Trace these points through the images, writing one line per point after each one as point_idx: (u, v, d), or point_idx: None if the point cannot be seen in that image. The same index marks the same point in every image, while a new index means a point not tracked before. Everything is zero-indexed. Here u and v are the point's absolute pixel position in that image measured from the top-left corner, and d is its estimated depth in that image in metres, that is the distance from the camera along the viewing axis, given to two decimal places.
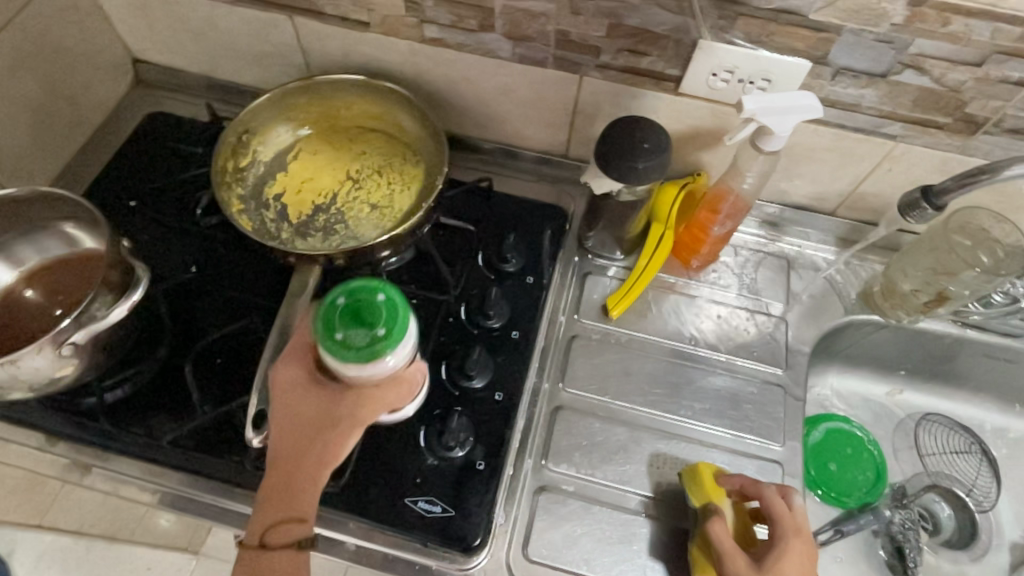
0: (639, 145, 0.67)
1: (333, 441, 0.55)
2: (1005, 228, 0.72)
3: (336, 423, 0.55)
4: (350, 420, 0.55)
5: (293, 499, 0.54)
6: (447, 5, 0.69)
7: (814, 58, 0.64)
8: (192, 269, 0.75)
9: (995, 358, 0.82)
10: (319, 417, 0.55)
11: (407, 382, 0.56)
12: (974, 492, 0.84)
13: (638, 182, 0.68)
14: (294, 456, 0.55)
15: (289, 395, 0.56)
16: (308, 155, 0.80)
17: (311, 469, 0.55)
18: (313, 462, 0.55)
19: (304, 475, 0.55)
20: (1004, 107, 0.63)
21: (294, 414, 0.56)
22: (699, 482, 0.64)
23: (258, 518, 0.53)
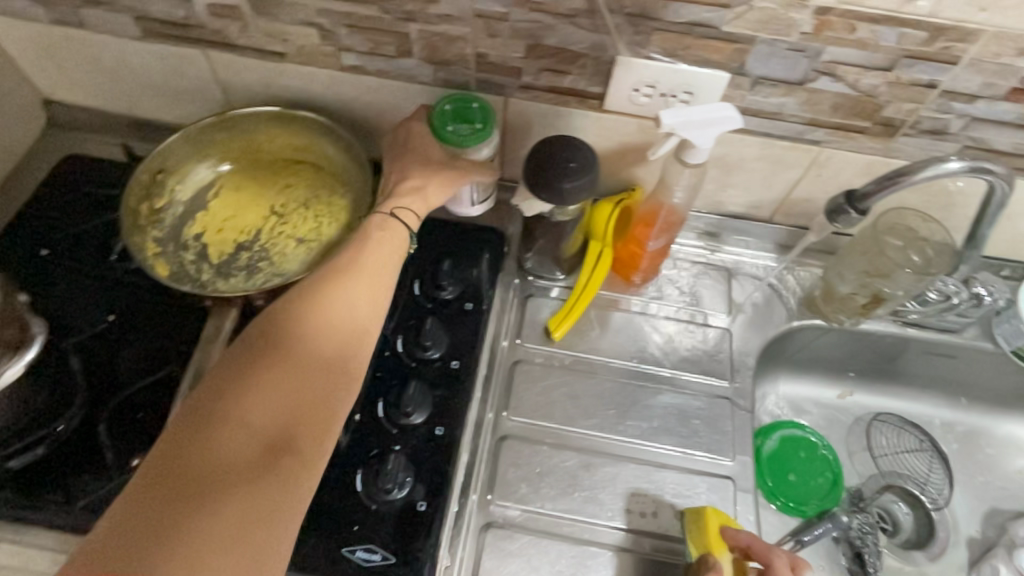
0: (566, 164, 0.66)
1: (438, 183, 0.71)
2: (932, 227, 0.72)
3: (442, 169, 0.72)
4: (454, 171, 0.72)
5: (408, 200, 0.71)
6: (363, 32, 0.68)
7: (732, 70, 0.63)
8: (109, 317, 0.70)
9: (937, 354, 0.83)
10: (432, 159, 0.71)
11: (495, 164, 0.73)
12: (927, 490, 0.83)
13: (568, 202, 0.67)
14: (414, 175, 0.71)
15: (415, 136, 0.72)
16: (230, 192, 0.76)
17: (422, 187, 0.71)
18: (427, 184, 0.71)
19: (418, 199, 0.71)
20: (919, 109, 0.64)
21: (416, 151, 0.72)
22: (704, 532, 0.61)
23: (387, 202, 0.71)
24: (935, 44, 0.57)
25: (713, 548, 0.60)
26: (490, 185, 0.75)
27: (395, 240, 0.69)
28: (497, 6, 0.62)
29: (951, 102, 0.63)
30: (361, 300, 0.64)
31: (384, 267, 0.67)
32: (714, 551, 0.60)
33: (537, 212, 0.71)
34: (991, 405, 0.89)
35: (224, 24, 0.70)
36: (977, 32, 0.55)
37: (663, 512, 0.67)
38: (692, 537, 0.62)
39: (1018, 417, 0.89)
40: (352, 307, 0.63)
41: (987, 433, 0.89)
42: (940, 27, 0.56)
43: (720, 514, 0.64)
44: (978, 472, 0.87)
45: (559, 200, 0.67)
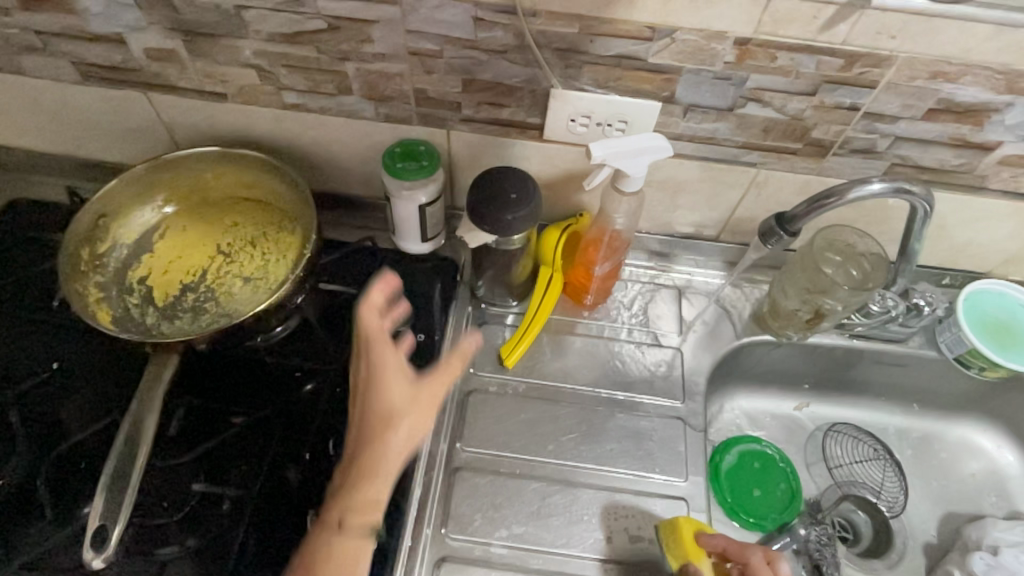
0: (507, 195, 0.66)
1: (403, 433, 0.54)
2: (868, 242, 0.73)
3: (409, 403, 0.55)
4: (422, 405, 0.55)
5: (365, 484, 0.53)
6: (302, 71, 0.68)
7: (662, 98, 0.65)
8: (53, 364, 0.69)
9: (886, 363, 0.85)
10: (395, 408, 0.54)
11: (460, 357, 0.56)
12: (883, 496, 0.84)
13: (509, 233, 0.67)
14: (374, 448, 0.54)
15: (374, 388, 0.55)
16: (176, 233, 0.76)
17: (387, 462, 0.54)
18: (394, 457, 0.54)
19: (383, 463, 0.54)
20: (845, 130, 0.66)
21: (375, 396, 0.55)
22: (679, 540, 0.64)
23: (354, 462, 0.54)
24: (853, 70, 0.59)
25: (693, 557, 0.63)
26: (438, 222, 0.78)
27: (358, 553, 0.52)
28: (430, 44, 0.63)
29: (875, 123, 0.64)
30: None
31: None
32: (694, 560, 0.63)
33: (481, 243, 0.71)
34: (942, 410, 0.90)
35: (163, 67, 0.70)
36: (889, 57, 0.57)
37: (617, 537, 0.68)
38: (671, 550, 0.64)
39: (969, 421, 0.90)
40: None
41: (941, 437, 0.91)
42: (853, 54, 0.58)
43: (692, 520, 0.65)
44: (934, 476, 0.88)
45: (507, 231, 0.67)
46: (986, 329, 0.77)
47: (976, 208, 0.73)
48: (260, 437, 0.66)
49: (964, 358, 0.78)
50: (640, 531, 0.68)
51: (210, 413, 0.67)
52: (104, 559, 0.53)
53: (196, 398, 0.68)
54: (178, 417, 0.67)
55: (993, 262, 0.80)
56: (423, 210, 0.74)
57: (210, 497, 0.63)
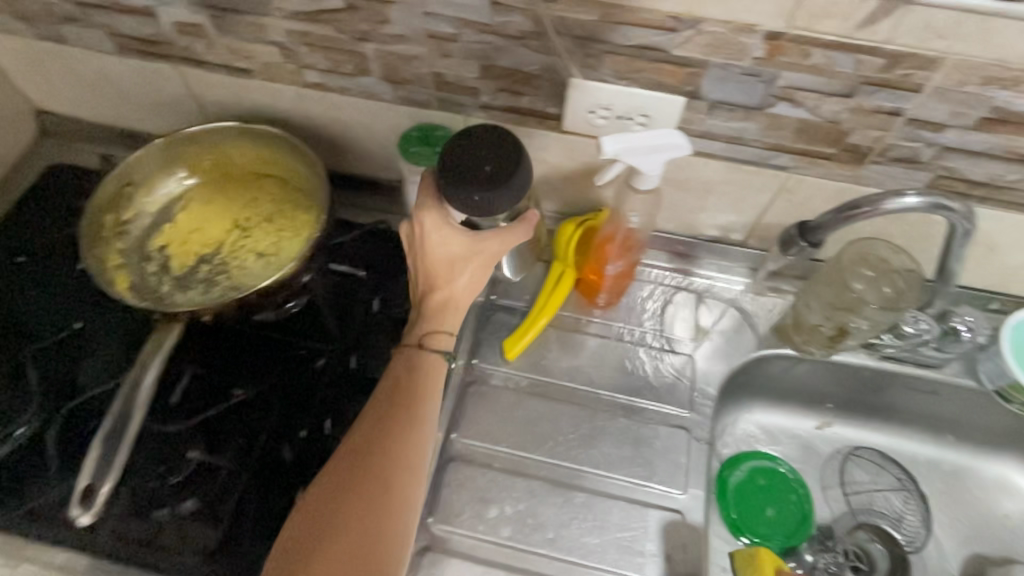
0: (481, 167, 0.56)
1: (464, 284, 0.65)
2: (903, 259, 0.69)
3: (466, 257, 0.64)
4: (481, 261, 0.64)
5: (444, 317, 0.65)
6: (322, 51, 0.68)
7: (687, 93, 0.62)
8: (74, 324, 0.72)
9: (916, 388, 0.79)
10: (457, 264, 0.64)
11: (527, 224, 0.63)
12: (903, 529, 0.79)
13: (481, 213, 0.57)
14: (444, 283, 0.64)
15: (429, 245, 0.63)
16: (198, 205, 0.77)
17: (456, 300, 0.65)
18: (461, 306, 0.66)
19: (459, 290, 0.65)
20: (885, 137, 0.61)
21: (434, 253, 0.64)
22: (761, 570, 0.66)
23: (432, 289, 0.65)
24: (895, 71, 0.54)
25: None
26: None
27: (433, 372, 0.64)
28: (448, 27, 0.62)
29: (919, 131, 0.59)
30: (413, 465, 0.58)
31: (430, 394, 0.62)
32: None
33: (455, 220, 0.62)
34: (978, 443, 0.84)
35: (191, 41, 0.72)
36: (937, 59, 0.53)
37: (607, 545, 0.66)
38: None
39: (1008, 458, 0.84)
40: (412, 447, 0.59)
41: (974, 473, 0.84)
42: (896, 54, 0.53)
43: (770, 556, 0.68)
44: (962, 513, 0.82)
45: (485, 212, 0.57)
46: None
47: None
48: (259, 411, 0.67)
49: (1005, 392, 0.72)
50: (630, 542, 0.66)
51: (214, 384, 0.69)
52: (91, 515, 0.54)
53: (201, 367, 0.70)
54: (183, 385, 0.68)
55: None
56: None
57: (205, 465, 0.64)
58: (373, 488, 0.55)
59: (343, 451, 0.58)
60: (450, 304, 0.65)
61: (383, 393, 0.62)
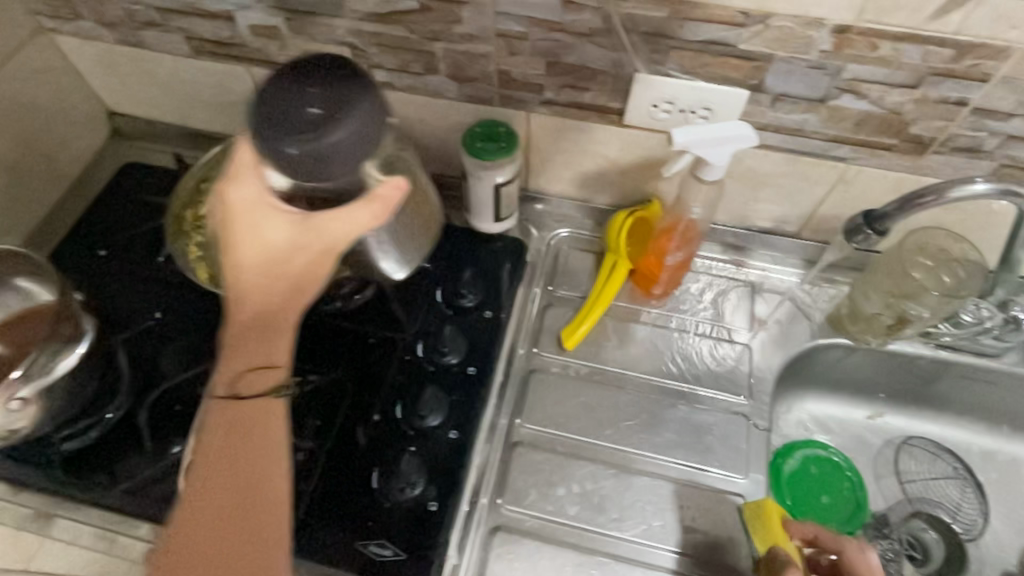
0: (307, 109, 0.46)
1: (276, 292, 0.52)
2: (964, 247, 0.70)
3: (301, 243, 0.51)
4: (309, 253, 0.52)
5: (273, 338, 0.53)
6: (392, 51, 0.71)
7: (751, 87, 0.63)
8: (156, 314, 0.76)
9: (972, 378, 0.80)
10: (281, 258, 0.51)
11: (380, 204, 0.51)
12: (959, 518, 0.80)
13: (299, 174, 0.47)
14: (252, 289, 0.52)
15: (255, 235, 0.51)
16: None
17: (281, 311, 0.53)
18: (289, 322, 0.53)
19: (276, 294, 0.52)
20: (948, 127, 0.62)
21: (261, 243, 0.51)
22: (764, 521, 0.63)
23: (241, 289, 0.52)
24: (963, 62, 0.56)
25: (778, 539, 0.61)
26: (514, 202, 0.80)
27: (272, 416, 0.53)
28: (518, 26, 0.64)
29: (983, 121, 0.60)
30: (266, 537, 0.51)
31: (268, 440, 0.53)
32: (778, 542, 0.61)
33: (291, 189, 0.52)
34: None
35: (265, 43, 0.75)
36: (1006, 49, 0.54)
37: (670, 526, 0.68)
38: (757, 533, 0.63)
39: None
40: (260, 516, 0.51)
41: None
42: (965, 45, 0.54)
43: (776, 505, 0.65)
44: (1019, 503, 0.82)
45: (319, 166, 0.47)
46: None
47: None
48: (335, 396, 0.71)
49: None
50: (692, 523, 0.68)
51: (290, 370, 0.72)
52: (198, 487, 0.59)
53: None
54: None
55: None
56: (498, 189, 0.77)
57: (287, 446, 0.68)
58: (225, 546, 0.50)
59: (183, 496, 0.52)
60: (257, 325, 0.52)
61: (206, 439, 0.52)
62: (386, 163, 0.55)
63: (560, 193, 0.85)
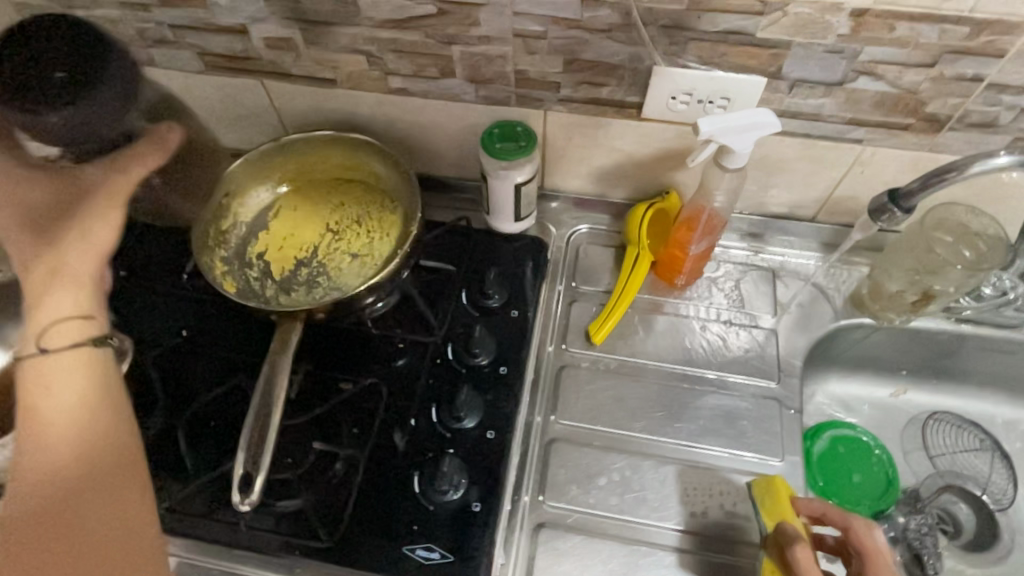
0: (51, 75, 0.46)
1: (71, 255, 0.51)
2: (983, 222, 0.72)
3: (84, 195, 0.51)
4: (101, 205, 0.51)
5: (74, 293, 0.51)
6: (408, 56, 0.72)
7: (769, 74, 0.64)
8: (182, 331, 0.76)
9: (994, 350, 0.81)
10: (66, 207, 0.51)
11: (156, 146, 0.52)
12: (989, 490, 0.81)
13: (64, 140, 0.47)
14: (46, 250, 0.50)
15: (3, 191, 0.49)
16: (289, 212, 0.81)
17: (85, 269, 0.51)
18: (89, 268, 0.52)
19: (70, 253, 0.51)
20: (964, 103, 0.63)
21: (29, 199, 0.50)
22: (773, 498, 0.63)
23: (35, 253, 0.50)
24: (979, 39, 0.57)
25: (785, 516, 0.62)
26: (532, 201, 0.81)
27: (91, 364, 0.51)
28: (535, 25, 0.65)
29: (998, 95, 0.62)
30: (126, 491, 0.50)
31: (97, 402, 0.50)
32: (786, 518, 0.61)
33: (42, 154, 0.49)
34: None
35: (279, 55, 0.75)
36: (1022, 24, 0.55)
37: (711, 513, 0.68)
38: (765, 510, 0.63)
39: None
40: (120, 469, 0.50)
41: None
42: (982, 22, 0.55)
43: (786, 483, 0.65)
44: None
45: (81, 131, 0.47)
46: None
47: None
48: (369, 403, 0.71)
49: None
50: (733, 509, 0.68)
51: (323, 380, 0.72)
52: (250, 502, 0.59)
53: (311, 364, 0.73)
54: (296, 382, 0.72)
55: None
56: (518, 189, 0.77)
57: (326, 455, 0.68)
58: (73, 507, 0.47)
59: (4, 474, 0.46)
60: (63, 281, 0.51)
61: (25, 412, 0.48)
62: (150, 112, 0.53)
63: (576, 189, 0.86)
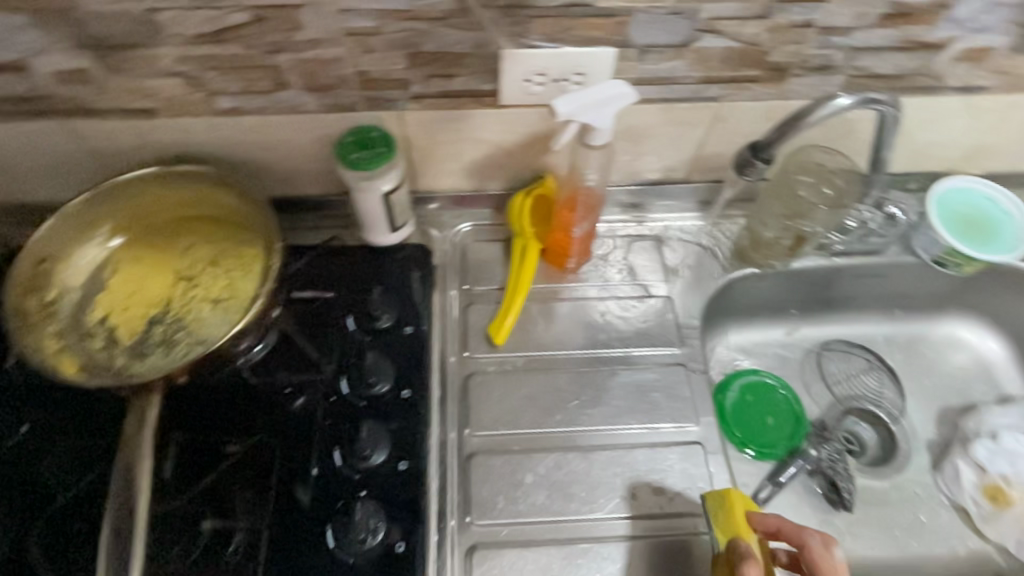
0: None
1: None
2: (838, 159, 0.75)
3: None
4: None
5: None
6: (233, 72, 0.64)
7: (617, 44, 0.63)
8: (23, 427, 0.65)
9: (865, 276, 0.86)
10: None
11: None
12: (884, 405, 0.87)
13: None
14: None
15: None
16: (129, 266, 0.71)
17: None
18: None
19: None
20: (802, 49, 0.65)
21: None
22: (728, 512, 0.61)
23: None
24: None
25: (740, 533, 0.59)
26: (406, 208, 0.76)
27: None
28: (366, 21, 0.59)
29: (830, 37, 0.64)
30: None
31: None
32: (741, 535, 0.59)
33: None
34: (924, 310, 0.92)
35: (76, 88, 0.64)
36: None
37: (642, 493, 0.67)
38: (719, 524, 0.61)
39: (952, 317, 0.93)
40: None
41: (927, 338, 0.93)
42: None
43: (744, 497, 0.63)
44: (926, 376, 0.90)
45: None
46: (959, 225, 0.79)
47: (933, 108, 0.74)
48: (261, 463, 0.64)
49: (941, 258, 0.80)
50: (661, 483, 0.68)
51: (203, 447, 0.64)
52: None
53: (186, 434, 0.64)
54: (171, 457, 0.63)
55: (954, 159, 0.82)
56: (386, 199, 0.72)
57: (222, 531, 0.60)
58: None
59: None
60: None
61: None
62: None
63: (451, 187, 0.81)
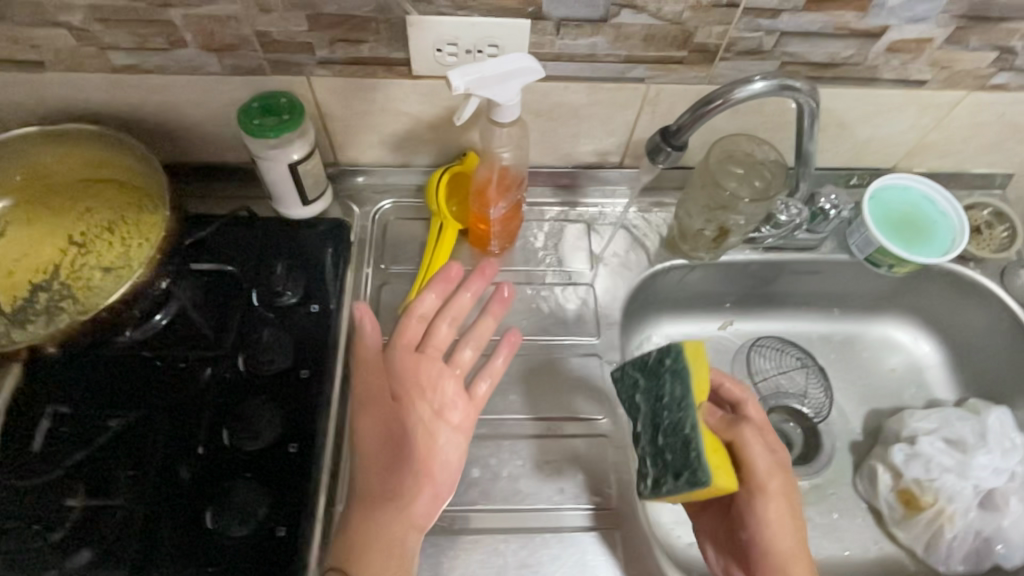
0: None
1: None
2: (765, 149, 0.72)
3: None
4: None
5: None
6: (122, 25, 0.60)
7: (531, 15, 0.59)
8: None
9: (801, 272, 0.84)
10: None
11: None
12: (808, 402, 0.85)
13: None
14: None
15: None
16: (20, 229, 0.68)
17: None
18: None
19: None
20: (728, 31, 0.62)
21: None
22: (702, 369, 0.59)
23: None
24: None
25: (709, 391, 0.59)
26: (321, 180, 0.73)
27: None
28: None
29: (757, 20, 0.61)
30: None
31: None
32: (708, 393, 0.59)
33: None
34: (862, 311, 0.91)
35: None
36: None
37: (540, 485, 0.66)
38: (698, 380, 0.58)
39: (889, 317, 0.91)
40: None
41: (862, 338, 0.91)
42: None
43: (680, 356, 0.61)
44: (859, 376, 0.89)
45: None
46: (894, 225, 0.76)
47: (871, 100, 0.71)
48: (142, 439, 0.61)
49: (873, 257, 0.77)
50: (562, 476, 0.66)
51: (84, 420, 0.62)
52: None
53: (64, 406, 0.62)
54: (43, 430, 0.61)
55: (896, 155, 0.80)
56: (295, 169, 0.68)
57: (92, 508, 0.58)
58: None
59: None
60: None
61: None
62: None
63: (374, 161, 0.78)
